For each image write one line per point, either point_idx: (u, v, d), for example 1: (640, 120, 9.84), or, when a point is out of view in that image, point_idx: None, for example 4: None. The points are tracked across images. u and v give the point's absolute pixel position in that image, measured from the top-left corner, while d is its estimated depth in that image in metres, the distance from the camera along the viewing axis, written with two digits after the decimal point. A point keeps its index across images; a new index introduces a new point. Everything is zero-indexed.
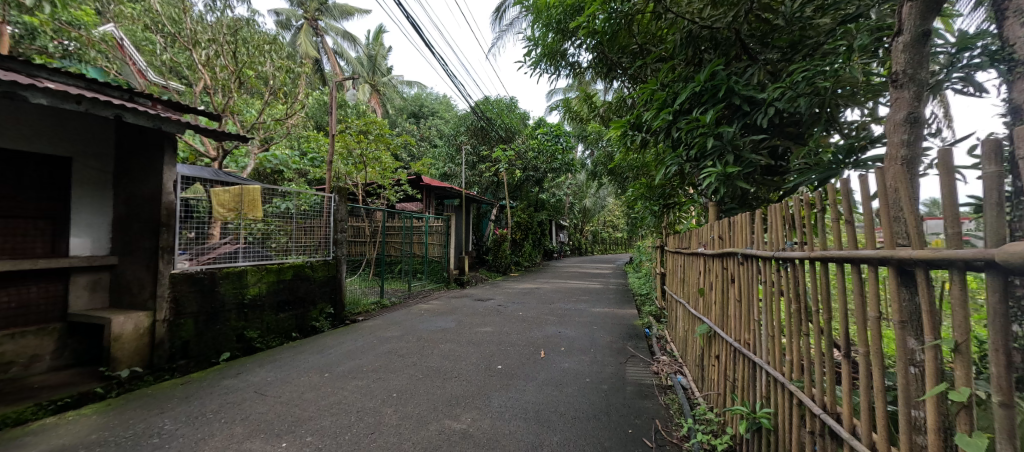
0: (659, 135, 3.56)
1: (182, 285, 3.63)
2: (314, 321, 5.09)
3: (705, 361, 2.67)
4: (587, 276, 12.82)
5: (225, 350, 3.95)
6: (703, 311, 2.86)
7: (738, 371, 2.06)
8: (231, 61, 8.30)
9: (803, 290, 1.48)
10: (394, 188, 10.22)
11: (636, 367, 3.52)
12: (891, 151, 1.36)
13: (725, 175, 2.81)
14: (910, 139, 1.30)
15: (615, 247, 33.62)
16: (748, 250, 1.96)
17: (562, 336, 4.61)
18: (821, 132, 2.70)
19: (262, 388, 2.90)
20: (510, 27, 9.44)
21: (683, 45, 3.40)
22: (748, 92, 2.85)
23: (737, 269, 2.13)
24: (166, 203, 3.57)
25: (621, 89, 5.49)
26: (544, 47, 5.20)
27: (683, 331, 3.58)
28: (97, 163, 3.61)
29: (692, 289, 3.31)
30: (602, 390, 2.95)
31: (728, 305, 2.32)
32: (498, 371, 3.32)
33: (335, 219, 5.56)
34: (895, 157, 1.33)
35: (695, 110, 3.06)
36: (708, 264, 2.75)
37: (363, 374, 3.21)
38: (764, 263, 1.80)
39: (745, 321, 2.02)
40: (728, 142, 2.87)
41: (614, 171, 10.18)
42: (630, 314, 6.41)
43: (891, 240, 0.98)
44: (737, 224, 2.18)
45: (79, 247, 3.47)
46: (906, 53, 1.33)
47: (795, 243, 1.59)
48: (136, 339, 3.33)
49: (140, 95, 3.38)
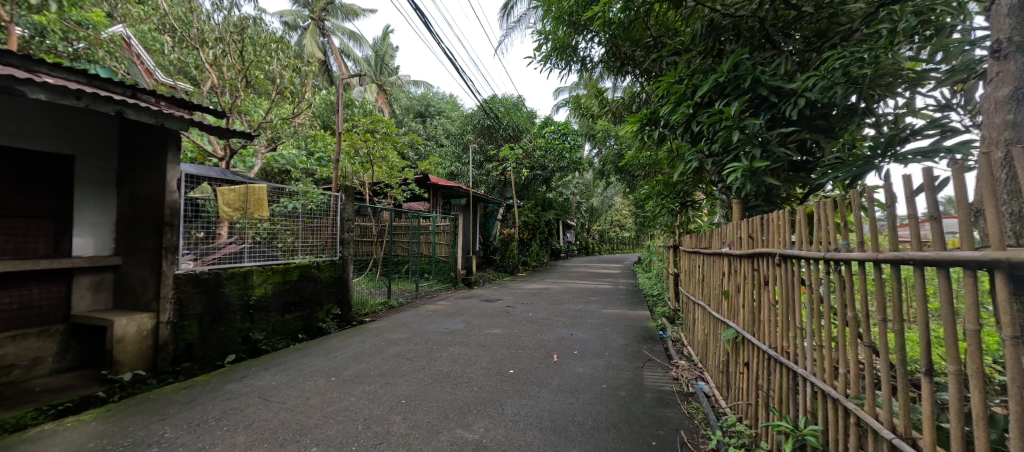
0: (678, 130, 3.42)
1: (186, 286, 3.55)
2: (320, 322, 5.00)
3: (731, 369, 2.53)
4: (596, 277, 12.64)
5: (230, 353, 3.87)
6: (728, 315, 2.72)
7: (775, 382, 1.92)
8: (238, 60, 8.27)
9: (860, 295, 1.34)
10: (400, 188, 10.16)
11: (654, 372, 3.37)
12: (990, 133, 1.25)
13: (752, 170, 2.67)
14: (1017, 120, 1.19)
15: (623, 247, 33.33)
16: (786, 250, 1.82)
17: (574, 338, 4.47)
18: (855, 125, 2.56)
19: (266, 393, 2.80)
20: (518, 24, 9.33)
21: (702, 35, 3.27)
22: (776, 82, 2.70)
23: (773, 270, 2.00)
24: (169, 202, 3.48)
25: (634, 85, 5.35)
26: (555, 41, 5.07)
27: (703, 335, 3.44)
28: (99, 162, 3.54)
29: (714, 293, 3.17)
30: (619, 397, 2.82)
31: (759, 310, 2.18)
32: (510, 377, 3.19)
33: (342, 218, 5.47)
34: (997, 140, 1.22)
35: (718, 102, 2.91)
36: (734, 266, 2.60)
37: (371, 378, 3.11)
38: (809, 264, 1.65)
39: (782, 329, 1.88)
40: (754, 136, 2.71)
41: (623, 170, 10.01)
42: (643, 316, 6.26)
43: (1001, 241, 0.87)
44: (771, 222, 2.03)
45: (81, 247, 3.40)
46: (1011, 18, 1.22)
47: (851, 244, 1.44)
48: (140, 342, 3.25)
49: (144, 93, 3.32)
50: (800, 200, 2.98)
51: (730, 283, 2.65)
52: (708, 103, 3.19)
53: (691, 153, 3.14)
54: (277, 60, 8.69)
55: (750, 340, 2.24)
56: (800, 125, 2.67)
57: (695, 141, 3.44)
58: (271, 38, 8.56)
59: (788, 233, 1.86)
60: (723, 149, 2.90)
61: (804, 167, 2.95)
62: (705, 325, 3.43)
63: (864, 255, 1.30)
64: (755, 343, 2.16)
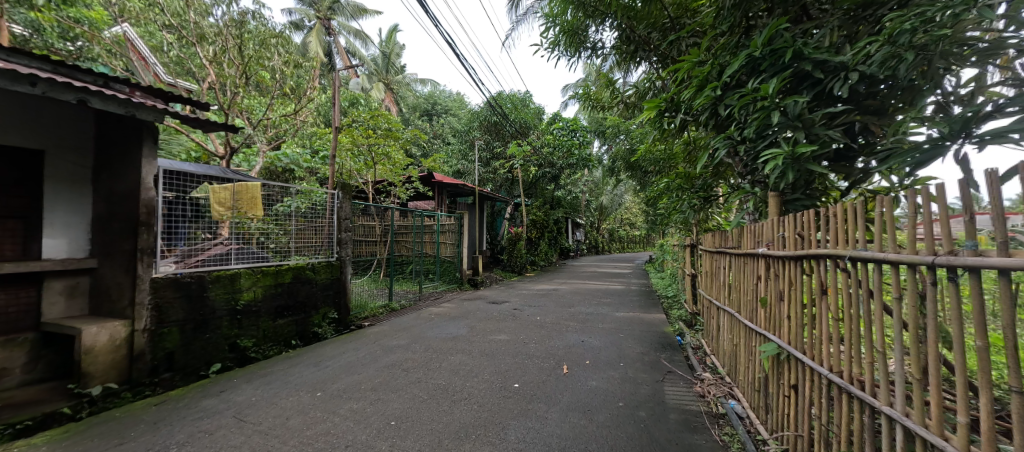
0: (702, 115, 3.06)
1: (165, 290, 3.28)
2: (316, 327, 4.74)
3: (772, 390, 2.17)
4: (606, 277, 12.28)
5: (216, 361, 3.60)
6: (766, 326, 2.36)
7: (842, 417, 1.55)
8: (238, 57, 8.06)
9: (1005, 315, 0.95)
10: (405, 186, 9.88)
11: (675, 387, 3.02)
12: None
13: (795, 157, 2.29)
14: None
15: (633, 245, 32.78)
16: (858, 250, 1.46)
17: (585, 346, 4.13)
18: (921, 103, 2.16)
19: (242, 412, 2.52)
20: (526, 16, 8.97)
21: (729, 10, 2.87)
22: (822, 55, 2.32)
23: (834, 277, 1.64)
24: (146, 200, 3.21)
25: (649, 73, 4.96)
26: (564, 25, 4.73)
27: (733, 345, 3.07)
28: (74, 157, 3.29)
29: (746, 300, 2.81)
30: (639, 419, 2.48)
31: (811, 325, 1.82)
32: (515, 392, 2.87)
33: (338, 217, 5.19)
34: None
35: (752, 81, 2.56)
36: (775, 270, 2.25)
37: (360, 394, 2.81)
38: (896, 270, 1.28)
39: (848, 350, 1.52)
40: (796, 118, 2.34)
41: (635, 166, 9.63)
42: (658, 319, 5.88)
43: None
44: (832, 217, 1.67)
45: (53, 249, 3.15)
46: None
47: (975, 245, 1.05)
48: (112, 352, 2.99)
49: (115, 82, 3.05)
50: (845, 194, 2.60)
51: (770, 290, 2.30)
52: (740, 82, 2.83)
53: (718, 139, 2.77)
54: (278, 55, 8.54)
55: (800, 360, 1.88)
56: (852, 105, 2.30)
57: (721, 129, 3.07)
58: (271, 33, 8.34)
59: (859, 231, 1.49)
60: (756, 135, 2.54)
61: (847, 156, 2.58)
62: (734, 333, 3.08)
63: (1010, 263, 0.92)
64: (807, 364, 1.81)
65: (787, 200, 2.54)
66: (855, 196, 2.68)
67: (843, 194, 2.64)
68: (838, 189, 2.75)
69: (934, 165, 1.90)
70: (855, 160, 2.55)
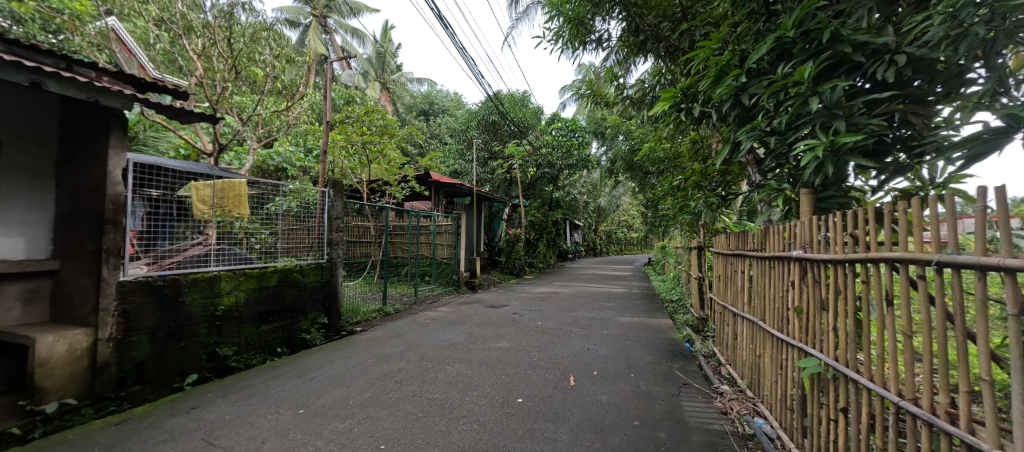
0: (722, 108, 2.81)
1: (135, 295, 2.98)
2: (304, 333, 4.46)
3: (814, 411, 1.93)
4: (607, 279, 12.07)
5: (192, 372, 3.31)
6: (803, 338, 2.11)
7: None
8: (226, 50, 7.65)
9: None
10: (399, 185, 9.47)
11: (694, 402, 2.78)
12: None
13: (835, 148, 2.04)
14: None
15: (631, 247, 32.63)
16: (949, 254, 1.18)
17: (592, 354, 3.89)
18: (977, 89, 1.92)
19: (212, 435, 2.24)
20: (525, 14, 8.75)
21: None
22: (864, 36, 2.07)
23: (905, 287, 1.37)
24: (112, 196, 2.91)
25: (658, 67, 4.73)
26: (568, 14, 4.46)
27: (756, 357, 2.84)
28: (37, 148, 3.00)
29: (773, 307, 2.58)
30: (659, 441, 2.22)
31: (868, 342, 1.57)
32: (519, 408, 2.61)
33: (329, 216, 4.92)
34: None
35: (782, 66, 2.31)
36: (815, 275, 2.01)
37: (348, 411, 2.53)
38: (1013, 281, 1.01)
39: (928, 374, 1.26)
40: (834, 106, 2.09)
41: (635, 166, 9.46)
42: (665, 324, 5.65)
43: None
44: (902, 216, 1.40)
45: (8, 249, 2.84)
46: None
47: None
48: (72, 363, 2.69)
49: (79, 65, 2.76)
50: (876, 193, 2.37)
51: (811, 299, 2.05)
52: (768, 70, 2.59)
53: (742, 132, 2.52)
54: (268, 49, 8.24)
55: (855, 382, 1.63)
56: (898, 93, 2.04)
57: (744, 122, 2.82)
58: (262, 26, 8.06)
59: (945, 231, 1.23)
60: (786, 126, 2.29)
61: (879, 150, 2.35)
62: (757, 343, 2.83)
63: None
64: (867, 387, 1.55)
65: (822, 197, 2.27)
66: (884, 195, 2.43)
67: (871, 193, 2.39)
68: (864, 189, 2.51)
69: (988, 159, 1.67)
70: (888, 156, 2.30)
